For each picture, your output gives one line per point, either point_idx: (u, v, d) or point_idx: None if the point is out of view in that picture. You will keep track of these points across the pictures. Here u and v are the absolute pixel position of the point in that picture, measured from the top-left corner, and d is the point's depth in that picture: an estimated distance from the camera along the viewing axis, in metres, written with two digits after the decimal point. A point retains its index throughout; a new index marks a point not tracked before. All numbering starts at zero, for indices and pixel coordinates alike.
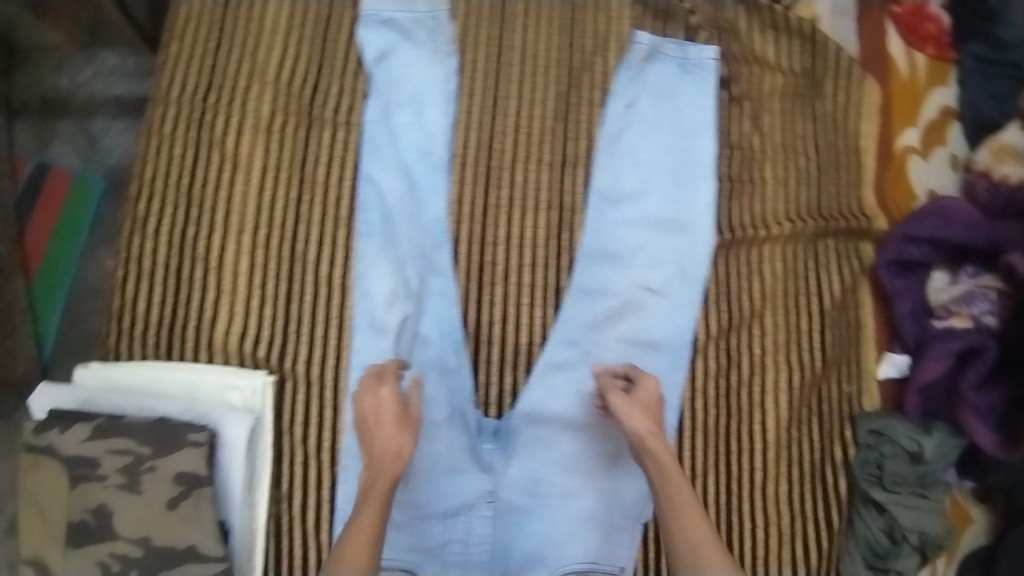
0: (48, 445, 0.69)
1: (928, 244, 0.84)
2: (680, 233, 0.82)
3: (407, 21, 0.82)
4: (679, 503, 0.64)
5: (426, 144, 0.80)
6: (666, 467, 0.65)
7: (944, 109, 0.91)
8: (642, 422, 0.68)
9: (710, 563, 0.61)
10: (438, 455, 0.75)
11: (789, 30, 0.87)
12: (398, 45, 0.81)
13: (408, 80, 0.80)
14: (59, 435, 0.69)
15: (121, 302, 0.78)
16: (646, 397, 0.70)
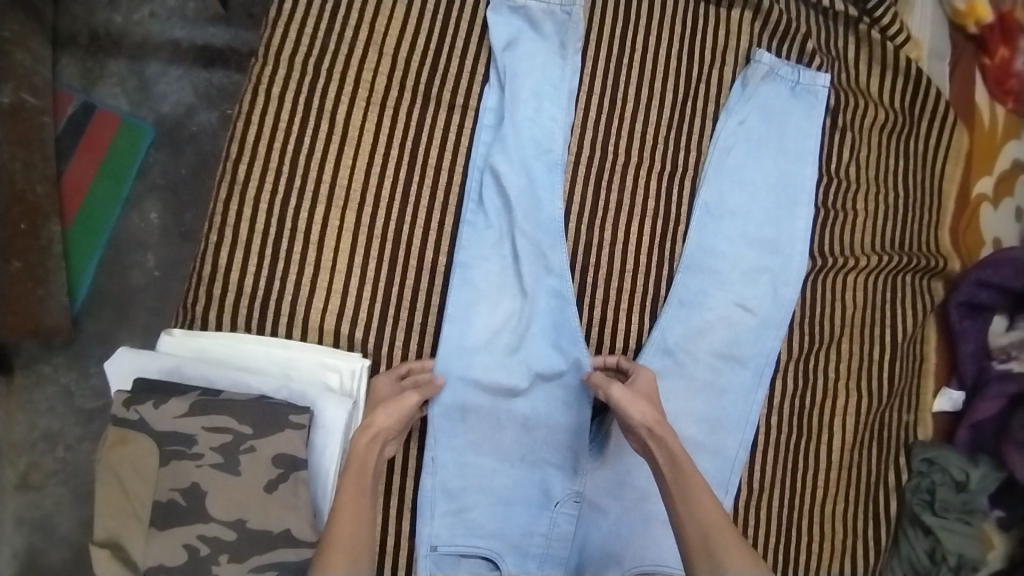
0: (137, 417, 0.62)
1: (997, 290, 0.87)
2: (775, 254, 0.85)
3: (539, 12, 0.81)
4: (693, 493, 0.64)
5: (546, 143, 0.79)
6: (677, 455, 0.67)
7: (1016, 162, 0.95)
8: (643, 411, 0.70)
9: (731, 556, 0.60)
10: (537, 451, 0.78)
11: (896, 67, 0.89)
12: (526, 33, 0.81)
13: (533, 71, 0.80)
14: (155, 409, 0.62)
15: (213, 268, 0.75)
16: (645, 387, 0.73)
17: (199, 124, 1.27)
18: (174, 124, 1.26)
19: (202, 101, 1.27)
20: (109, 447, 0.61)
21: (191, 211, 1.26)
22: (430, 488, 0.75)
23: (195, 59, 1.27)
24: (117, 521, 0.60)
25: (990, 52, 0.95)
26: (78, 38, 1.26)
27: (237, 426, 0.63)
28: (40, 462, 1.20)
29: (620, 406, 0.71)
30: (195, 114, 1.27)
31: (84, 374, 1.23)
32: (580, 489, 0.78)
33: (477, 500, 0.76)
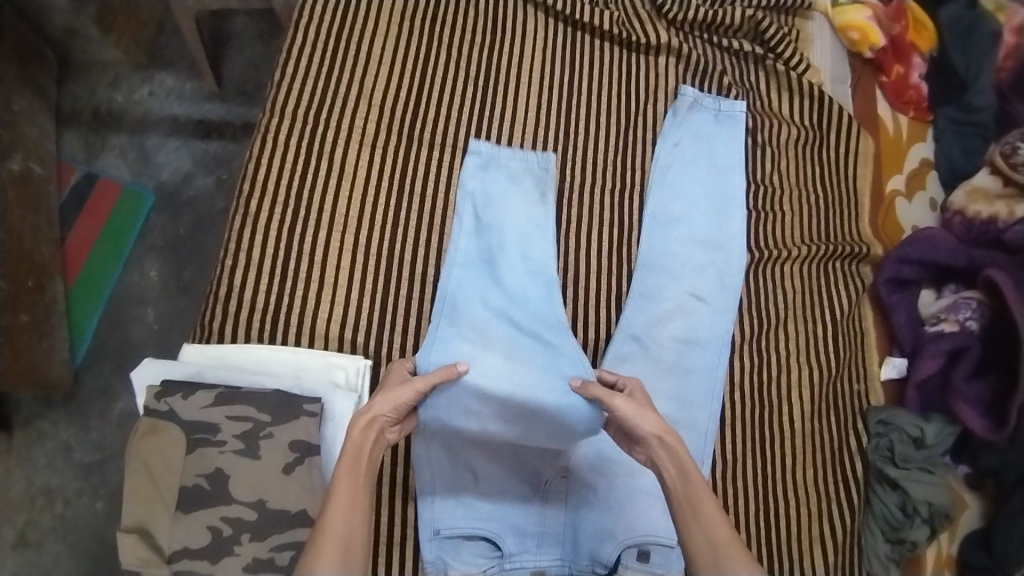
0: (168, 408, 0.69)
1: (919, 265, 0.99)
2: (718, 250, 0.97)
3: (519, 166, 0.94)
4: (701, 505, 0.67)
5: (537, 269, 0.89)
6: (688, 468, 0.69)
7: (923, 161, 1.09)
8: (648, 420, 0.73)
9: (733, 562, 0.62)
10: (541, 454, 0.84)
11: (801, 91, 1.05)
12: (508, 185, 0.93)
13: (516, 220, 0.91)
14: (183, 400, 0.70)
15: (228, 289, 0.84)
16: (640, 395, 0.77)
17: (196, 190, 1.38)
18: (172, 191, 1.37)
19: (198, 169, 1.38)
20: (139, 438, 0.67)
21: (191, 266, 1.35)
22: (428, 485, 0.81)
23: (194, 132, 1.40)
24: (144, 506, 0.65)
25: (886, 70, 1.11)
26: (81, 116, 1.39)
27: (257, 415, 0.71)
28: (37, 518, 1.21)
29: (625, 418, 0.73)
30: (192, 181, 1.38)
31: (83, 428, 1.25)
32: (567, 465, 0.84)
33: (471, 489, 0.82)
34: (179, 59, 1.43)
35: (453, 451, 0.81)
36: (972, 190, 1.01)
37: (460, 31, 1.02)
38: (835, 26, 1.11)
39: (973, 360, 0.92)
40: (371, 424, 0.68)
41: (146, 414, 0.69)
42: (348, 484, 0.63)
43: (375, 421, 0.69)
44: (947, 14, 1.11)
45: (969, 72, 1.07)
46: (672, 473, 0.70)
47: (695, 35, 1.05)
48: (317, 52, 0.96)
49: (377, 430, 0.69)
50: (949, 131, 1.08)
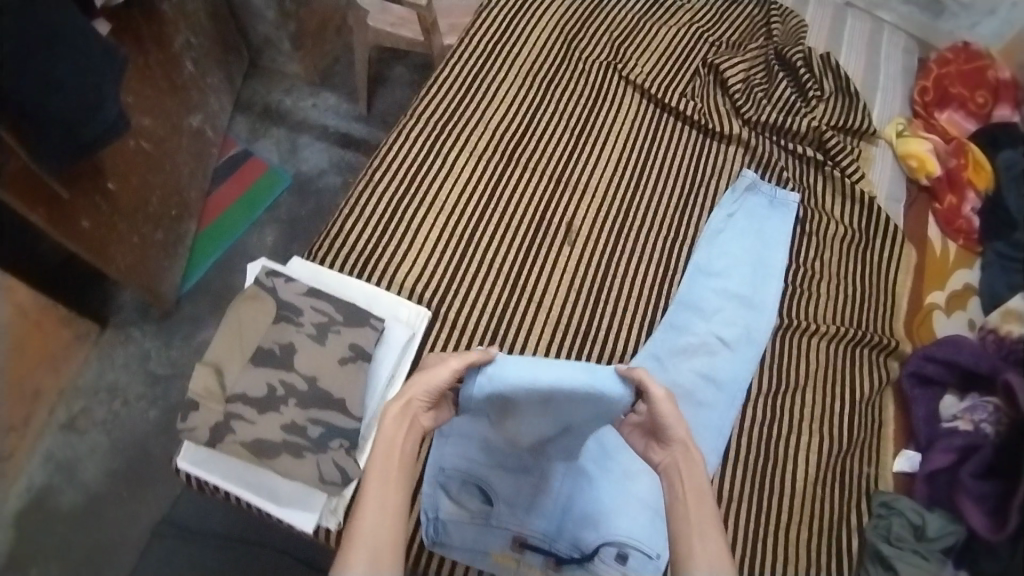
0: (271, 285, 0.85)
1: (944, 366, 1.04)
2: (752, 310, 1.06)
3: None
4: (704, 525, 0.69)
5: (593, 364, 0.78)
6: (700, 488, 0.72)
7: (966, 285, 1.17)
8: (681, 426, 0.75)
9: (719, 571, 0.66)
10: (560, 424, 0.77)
11: (853, 197, 1.18)
12: None
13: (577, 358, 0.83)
14: (285, 283, 0.86)
15: (339, 229, 1.02)
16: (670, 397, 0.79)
17: (324, 184, 1.63)
18: (305, 180, 1.63)
19: (331, 169, 1.64)
20: (244, 298, 0.83)
21: (299, 241, 1.56)
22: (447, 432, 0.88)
23: (336, 141, 1.68)
24: (226, 351, 0.79)
25: (939, 199, 1.22)
26: (254, 107, 1.71)
27: (333, 313, 0.85)
28: (92, 409, 1.35)
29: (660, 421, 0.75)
30: (323, 177, 1.64)
31: (165, 344, 1.42)
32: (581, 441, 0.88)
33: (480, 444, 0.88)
34: (344, 85, 1.75)
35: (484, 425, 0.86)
36: (1008, 311, 1.05)
37: (571, 89, 1.22)
38: (897, 153, 1.25)
39: (982, 458, 0.92)
40: (402, 418, 0.74)
41: (254, 284, 0.85)
42: (381, 486, 0.69)
43: (408, 409, 0.74)
44: (1004, 157, 1.22)
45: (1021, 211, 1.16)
46: (688, 491, 0.72)
47: (766, 136, 1.22)
48: (455, 78, 1.20)
49: (408, 420, 0.74)
50: (996, 264, 1.16)
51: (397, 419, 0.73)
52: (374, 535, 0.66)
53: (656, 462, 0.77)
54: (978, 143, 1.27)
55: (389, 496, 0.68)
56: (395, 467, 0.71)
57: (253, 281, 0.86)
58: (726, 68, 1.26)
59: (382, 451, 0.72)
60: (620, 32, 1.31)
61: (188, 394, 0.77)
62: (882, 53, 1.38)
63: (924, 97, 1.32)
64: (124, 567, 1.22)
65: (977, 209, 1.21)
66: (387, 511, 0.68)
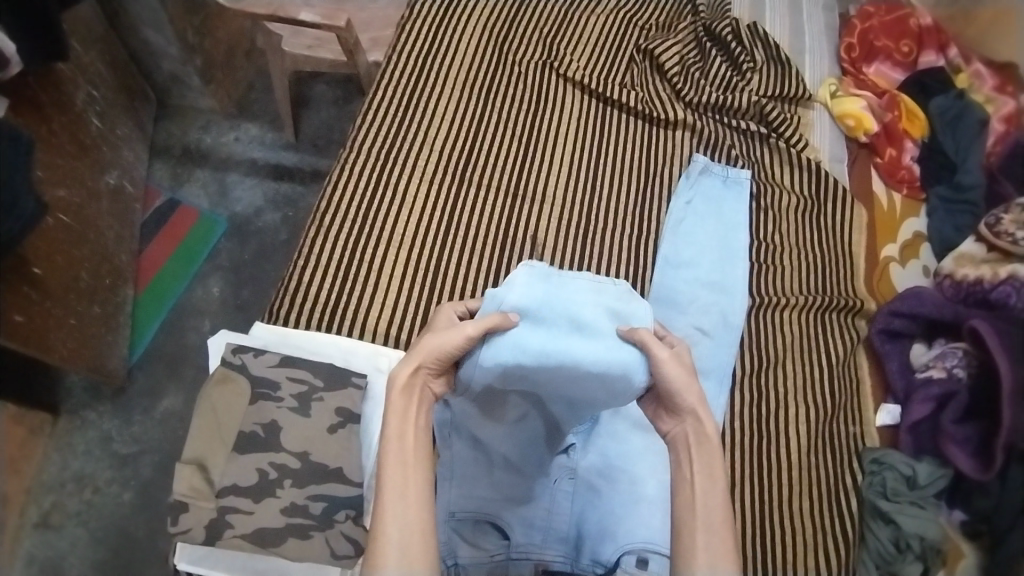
0: (240, 362, 0.81)
1: (909, 318, 1.09)
2: (723, 294, 1.08)
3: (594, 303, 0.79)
4: (714, 514, 0.69)
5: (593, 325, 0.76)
6: (715, 472, 0.72)
7: (916, 233, 1.22)
8: (693, 395, 0.73)
9: (722, 563, 0.66)
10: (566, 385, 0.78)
11: (800, 165, 1.22)
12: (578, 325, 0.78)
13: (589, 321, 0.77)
14: (254, 357, 0.81)
15: (297, 283, 0.98)
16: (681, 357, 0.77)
17: (263, 223, 1.54)
18: (243, 221, 1.54)
19: (268, 205, 1.55)
20: (214, 382, 0.79)
21: (248, 287, 1.48)
22: (446, 470, 0.88)
23: (268, 174, 1.59)
24: (206, 444, 0.75)
25: (880, 153, 1.27)
26: (172, 150, 1.60)
27: (312, 380, 0.81)
28: (63, 502, 1.27)
29: (673, 389, 0.74)
30: (261, 215, 1.55)
31: (126, 421, 1.34)
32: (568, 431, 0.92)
33: (481, 473, 0.87)
34: (265, 112, 1.65)
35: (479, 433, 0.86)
36: (962, 255, 1.09)
37: (511, 96, 1.20)
38: (834, 114, 1.29)
39: (960, 405, 0.98)
40: (410, 388, 0.72)
41: (222, 364, 0.80)
42: (399, 471, 0.67)
43: (416, 378, 0.73)
44: (937, 103, 1.25)
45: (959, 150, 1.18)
46: (697, 472, 0.72)
47: (709, 115, 1.24)
48: (392, 100, 1.16)
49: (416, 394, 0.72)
50: (942, 208, 1.19)
51: (405, 392, 0.72)
52: (402, 523, 0.65)
53: (666, 431, 0.78)
54: (908, 92, 1.31)
55: (408, 480, 0.67)
56: (413, 451, 0.69)
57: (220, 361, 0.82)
58: (661, 52, 1.27)
59: (395, 433, 0.69)
60: (550, 28, 1.29)
61: (174, 497, 0.73)
62: (805, 14, 1.40)
63: (851, 54, 1.36)
64: None
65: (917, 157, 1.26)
66: (410, 499, 0.66)
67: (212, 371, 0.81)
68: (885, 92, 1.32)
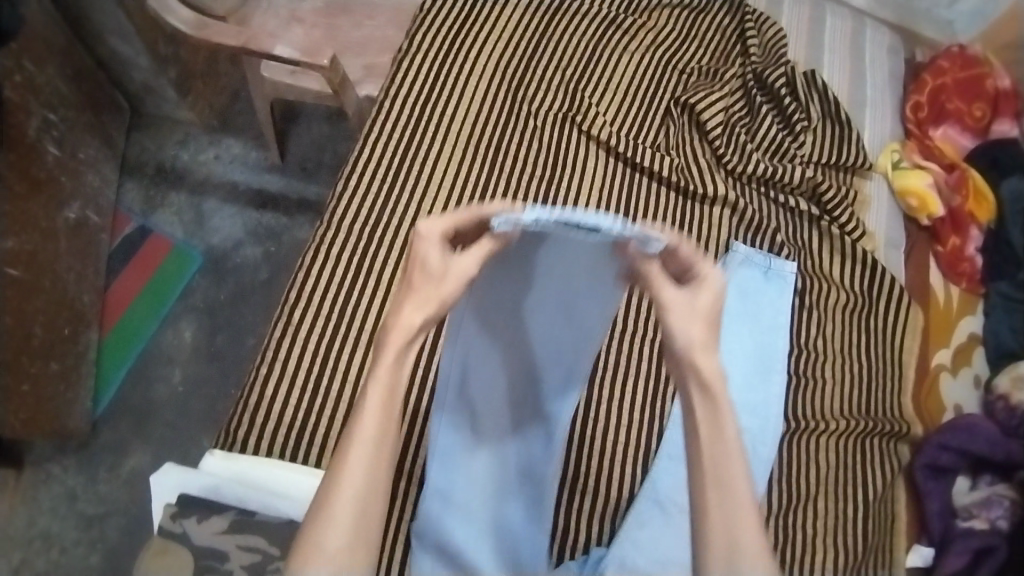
0: (181, 530, 0.75)
1: (956, 453, 0.98)
2: (753, 416, 0.94)
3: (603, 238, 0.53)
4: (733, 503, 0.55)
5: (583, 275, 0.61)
6: (724, 444, 0.56)
7: (971, 335, 1.12)
8: (705, 347, 0.57)
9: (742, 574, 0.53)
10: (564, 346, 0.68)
11: (854, 257, 1.05)
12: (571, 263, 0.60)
13: (584, 268, 0.61)
14: (197, 524, 0.75)
15: (259, 397, 0.86)
16: (706, 301, 0.57)
17: (243, 258, 1.36)
18: (219, 256, 1.36)
19: (249, 238, 1.37)
20: (151, 556, 0.73)
21: (223, 334, 1.31)
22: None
23: (250, 201, 1.40)
24: None
25: (942, 240, 1.15)
26: (145, 168, 1.42)
27: (267, 547, 0.74)
28: (28, 563, 1.18)
29: (677, 344, 0.57)
30: (241, 248, 1.37)
31: (91, 479, 1.23)
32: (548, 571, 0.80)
33: (462, 556, 0.77)
34: (249, 126, 1.46)
35: (476, 425, 0.75)
36: (1017, 375, 1.03)
37: (521, 160, 1.01)
38: (894, 188, 1.14)
39: (998, 562, 0.93)
40: (405, 353, 0.57)
41: (161, 535, 0.74)
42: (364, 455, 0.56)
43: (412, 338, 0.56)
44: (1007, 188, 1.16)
45: None
46: (705, 441, 0.57)
47: (753, 187, 1.06)
48: (382, 162, 0.98)
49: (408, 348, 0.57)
50: (1001, 308, 1.12)
51: (400, 352, 0.57)
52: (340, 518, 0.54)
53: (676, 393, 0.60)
54: (978, 164, 1.20)
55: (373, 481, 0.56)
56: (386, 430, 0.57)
57: (159, 530, 0.76)
58: (702, 107, 1.08)
59: (377, 402, 0.56)
60: (574, 69, 1.10)
61: None
62: (866, 61, 1.25)
63: (917, 114, 1.22)
64: None
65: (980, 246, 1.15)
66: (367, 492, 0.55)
67: (150, 542, 0.75)
68: (954, 166, 1.19)
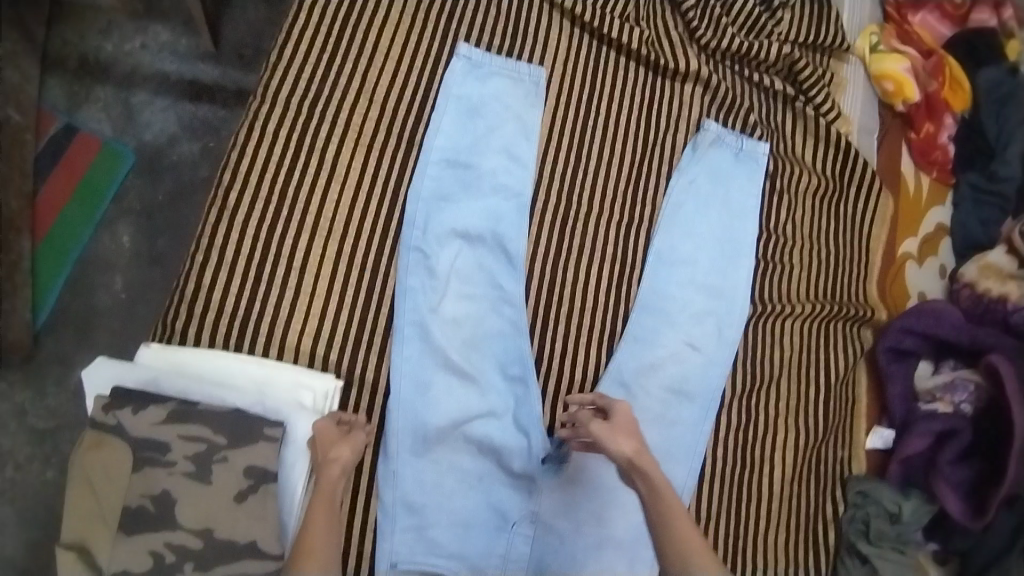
0: (116, 423, 0.68)
1: (920, 337, 0.97)
2: (718, 298, 0.91)
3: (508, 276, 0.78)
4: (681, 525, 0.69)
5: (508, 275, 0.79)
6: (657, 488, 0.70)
7: (938, 225, 1.09)
8: (632, 447, 0.72)
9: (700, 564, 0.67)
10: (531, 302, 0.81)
11: (827, 139, 1.00)
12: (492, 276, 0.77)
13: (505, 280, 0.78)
14: (133, 416, 0.68)
15: (196, 285, 0.80)
16: (622, 418, 0.74)
17: (179, 155, 1.26)
18: (154, 152, 1.26)
19: (183, 133, 1.26)
20: (85, 450, 0.66)
21: (163, 237, 1.24)
22: (391, 500, 0.77)
23: (183, 94, 1.28)
24: (85, 526, 0.65)
25: (916, 127, 1.10)
26: (66, 63, 1.27)
27: (212, 437, 0.69)
28: None
29: (607, 443, 0.73)
30: (176, 145, 1.27)
31: (39, 393, 1.17)
32: (528, 428, 0.82)
33: (435, 405, 0.80)
34: (179, 15, 1.30)
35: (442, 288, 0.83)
36: (986, 264, 1.02)
37: (479, 29, 0.92)
38: (871, 72, 1.10)
39: (961, 444, 0.93)
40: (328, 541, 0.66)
41: (92, 428, 0.67)
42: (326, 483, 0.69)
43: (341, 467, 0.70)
44: (985, 77, 1.12)
45: (999, 139, 1.09)
46: (647, 485, 0.71)
47: (726, 65, 1.00)
48: (323, 28, 0.88)
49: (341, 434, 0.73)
50: (968, 200, 1.09)
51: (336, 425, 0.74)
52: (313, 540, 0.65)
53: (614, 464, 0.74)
54: (956, 53, 1.15)
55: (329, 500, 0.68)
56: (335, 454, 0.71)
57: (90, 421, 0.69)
58: None
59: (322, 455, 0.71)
60: None
61: None
62: None
63: None
64: None
65: (953, 136, 1.11)
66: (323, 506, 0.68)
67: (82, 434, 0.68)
68: (933, 52, 1.13)
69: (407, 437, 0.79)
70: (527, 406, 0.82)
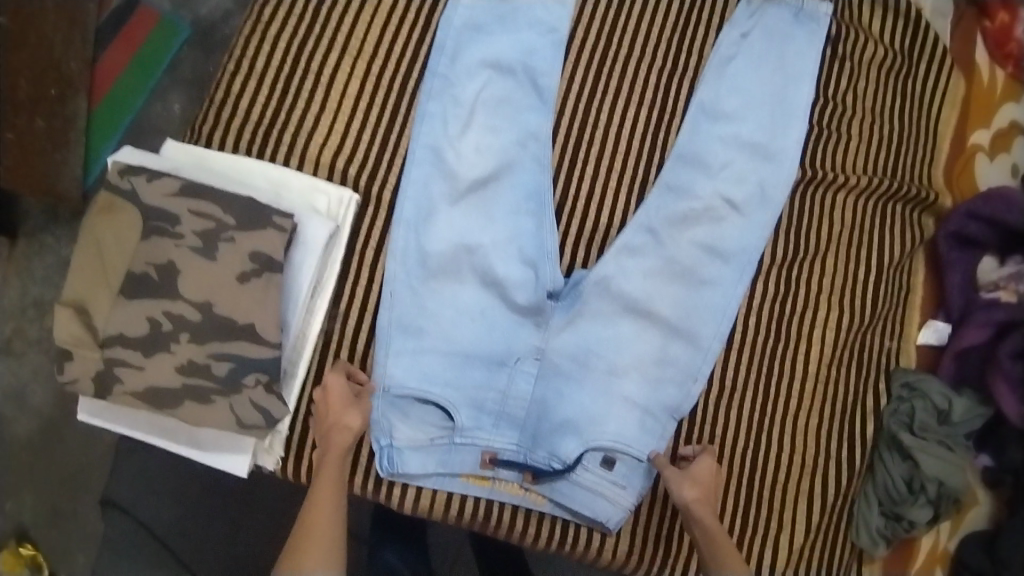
0: (130, 187, 0.67)
1: (985, 224, 0.89)
2: (767, 160, 0.82)
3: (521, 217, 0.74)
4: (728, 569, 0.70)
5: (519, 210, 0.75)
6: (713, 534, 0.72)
7: (1013, 122, 0.99)
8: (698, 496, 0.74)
9: None
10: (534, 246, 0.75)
11: (896, 10, 0.91)
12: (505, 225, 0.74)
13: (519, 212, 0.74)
14: (147, 183, 0.67)
15: (225, 93, 0.78)
16: (701, 470, 0.76)
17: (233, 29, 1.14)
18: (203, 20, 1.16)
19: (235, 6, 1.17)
20: (97, 212, 0.66)
21: None
22: (387, 322, 0.75)
23: None
24: (87, 285, 0.65)
25: (990, 15, 0.99)
26: None
27: (221, 215, 0.66)
28: (25, 327, 1.08)
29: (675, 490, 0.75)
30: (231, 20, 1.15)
31: None
32: (535, 260, 0.77)
33: (448, 225, 0.76)
34: None
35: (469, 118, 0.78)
36: None
37: None
38: None
39: None
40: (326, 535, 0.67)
41: (107, 188, 0.67)
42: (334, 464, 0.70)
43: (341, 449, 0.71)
44: None
45: None
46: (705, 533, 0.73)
47: None
48: None
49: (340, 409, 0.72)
50: None
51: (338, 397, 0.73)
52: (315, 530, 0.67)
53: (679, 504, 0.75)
54: None
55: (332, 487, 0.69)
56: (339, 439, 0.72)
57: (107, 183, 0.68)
58: None
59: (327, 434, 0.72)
60: None
61: (57, 343, 0.64)
62: None
63: None
64: (99, 482, 1.06)
65: None
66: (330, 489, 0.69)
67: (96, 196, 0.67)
68: None
69: (417, 259, 0.76)
70: (538, 240, 0.77)
